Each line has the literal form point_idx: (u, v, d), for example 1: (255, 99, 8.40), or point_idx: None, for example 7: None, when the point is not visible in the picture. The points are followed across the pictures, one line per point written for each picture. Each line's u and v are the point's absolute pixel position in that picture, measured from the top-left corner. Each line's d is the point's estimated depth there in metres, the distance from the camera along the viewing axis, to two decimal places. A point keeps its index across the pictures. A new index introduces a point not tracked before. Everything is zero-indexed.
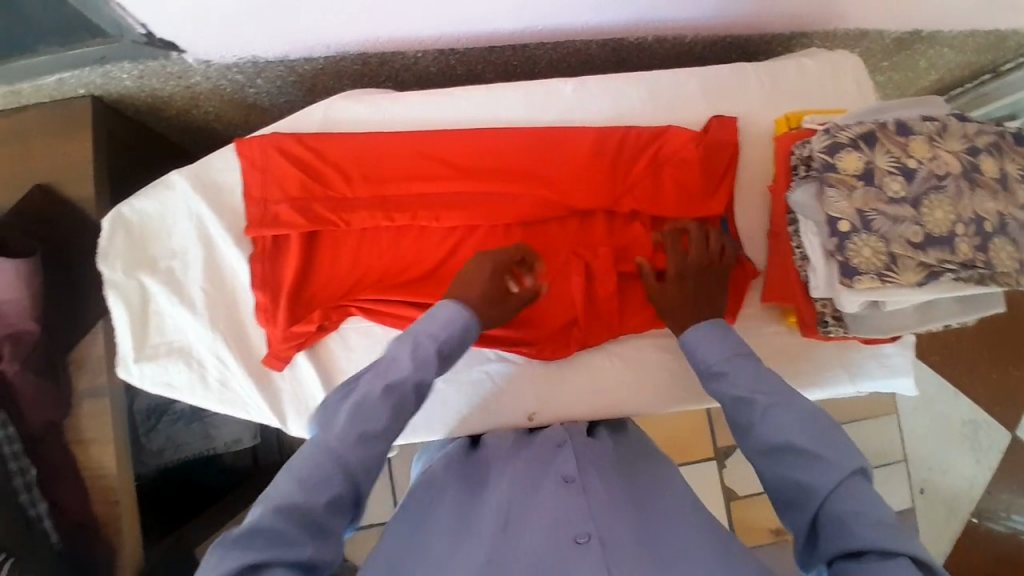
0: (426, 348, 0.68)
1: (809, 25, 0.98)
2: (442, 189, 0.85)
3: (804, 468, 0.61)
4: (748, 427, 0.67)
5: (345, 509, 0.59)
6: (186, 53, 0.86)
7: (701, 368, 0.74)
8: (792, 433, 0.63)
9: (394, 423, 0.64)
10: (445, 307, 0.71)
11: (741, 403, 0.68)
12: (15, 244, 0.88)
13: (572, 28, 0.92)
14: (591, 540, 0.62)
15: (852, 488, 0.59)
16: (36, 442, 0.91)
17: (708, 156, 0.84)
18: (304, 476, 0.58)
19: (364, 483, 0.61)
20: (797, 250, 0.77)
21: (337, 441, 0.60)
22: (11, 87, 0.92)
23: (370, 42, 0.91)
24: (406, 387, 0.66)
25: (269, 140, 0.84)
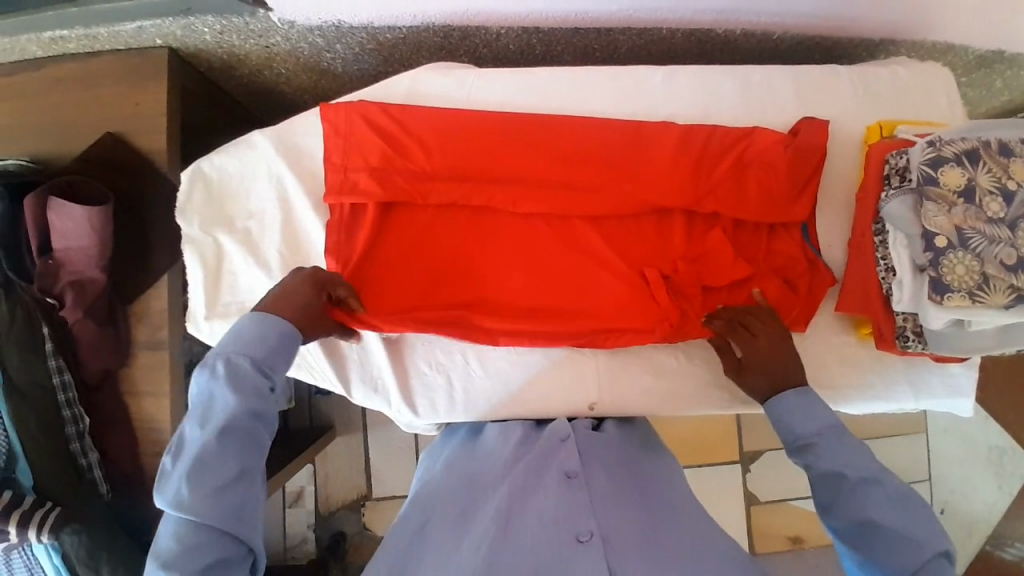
0: (247, 371, 0.64)
1: (897, 33, 0.96)
2: (519, 173, 0.84)
3: (895, 550, 0.64)
4: (834, 502, 0.69)
5: (238, 565, 0.59)
6: (273, 12, 0.85)
7: (790, 439, 0.73)
8: (881, 513, 0.65)
9: (244, 459, 0.61)
10: (254, 325, 0.67)
11: (832, 478, 0.69)
12: (87, 191, 0.88)
13: (662, 16, 0.91)
14: (592, 538, 0.68)
15: (935, 570, 0.63)
16: (91, 390, 0.91)
17: (796, 159, 0.84)
18: (171, 560, 0.57)
19: (242, 533, 0.59)
20: (883, 261, 0.78)
21: (192, 513, 0.58)
22: (88, 31, 0.90)
23: (457, 17, 0.89)
24: (238, 420, 0.61)
25: (356, 107, 0.83)
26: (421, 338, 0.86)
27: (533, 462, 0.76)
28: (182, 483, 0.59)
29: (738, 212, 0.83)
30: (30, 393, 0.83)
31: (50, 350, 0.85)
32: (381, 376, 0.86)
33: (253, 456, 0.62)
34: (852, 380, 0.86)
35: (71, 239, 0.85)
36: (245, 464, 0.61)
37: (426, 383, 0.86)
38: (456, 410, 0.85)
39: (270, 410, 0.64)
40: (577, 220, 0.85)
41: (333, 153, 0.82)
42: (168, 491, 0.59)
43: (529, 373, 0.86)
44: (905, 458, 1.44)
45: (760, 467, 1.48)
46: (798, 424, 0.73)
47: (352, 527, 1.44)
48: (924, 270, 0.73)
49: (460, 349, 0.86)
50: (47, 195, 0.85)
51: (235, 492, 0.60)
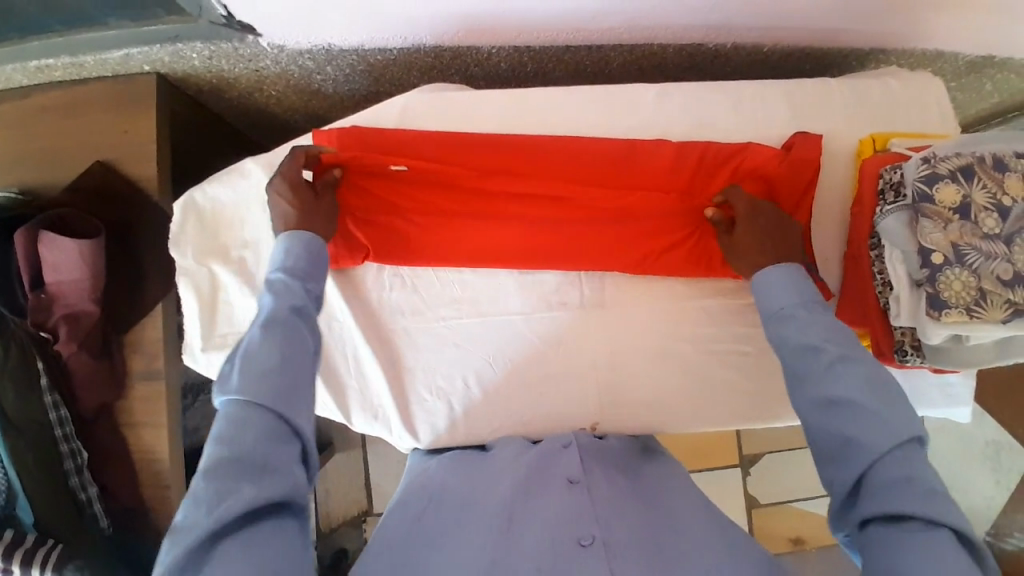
0: (286, 279, 0.66)
1: (888, 42, 0.97)
2: (517, 184, 0.84)
3: (863, 426, 0.59)
4: (808, 377, 0.64)
5: (287, 444, 0.57)
6: (263, 37, 0.84)
7: (771, 309, 0.70)
8: (854, 389, 0.60)
9: (288, 345, 0.61)
10: (293, 242, 0.70)
11: (811, 351, 0.65)
12: (79, 224, 0.88)
13: (653, 32, 0.91)
14: (594, 543, 0.66)
15: (903, 454, 0.58)
16: (88, 423, 0.91)
17: (792, 173, 0.84)
18: (222, 434, 0.55)
19: (289, 411, 0.58)
20: (880, 276, 0.79)
21: (241, 392, 0.57)
22: (75, 59, 0.89)
23: (449, 37, 0.89)
24: (280, 313, 0.63)
25: (348, 133, 0.82)
26: (420, 363, 0.86)
27: (540, 471, 0.77)
28: (232, 373, 0.59)
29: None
30: (25, 429, 0.82)
31: (46, 385, 0.84)
32: (381, 403, 0.86)
33: (297, 346, 0.62)
34: None
35: (62, 272, 0.84)
36: (288, 350, 0.60)
37: (427, 408, 0.85)
38: (459, 434, 0.85)
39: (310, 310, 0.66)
40: (575, 232, 0.85)
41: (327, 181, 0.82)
42: (219, 386, 0.59)
43: (530, 396, 0.86)
44: None
45: (760, 471, 1.48)
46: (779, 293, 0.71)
47: (354, 542, 1.43)
48: (921, 285, 0.73)
49: (460, 373, 0.86)
50: (37, 229, 0.84)
51: (280, 373, 0.59)
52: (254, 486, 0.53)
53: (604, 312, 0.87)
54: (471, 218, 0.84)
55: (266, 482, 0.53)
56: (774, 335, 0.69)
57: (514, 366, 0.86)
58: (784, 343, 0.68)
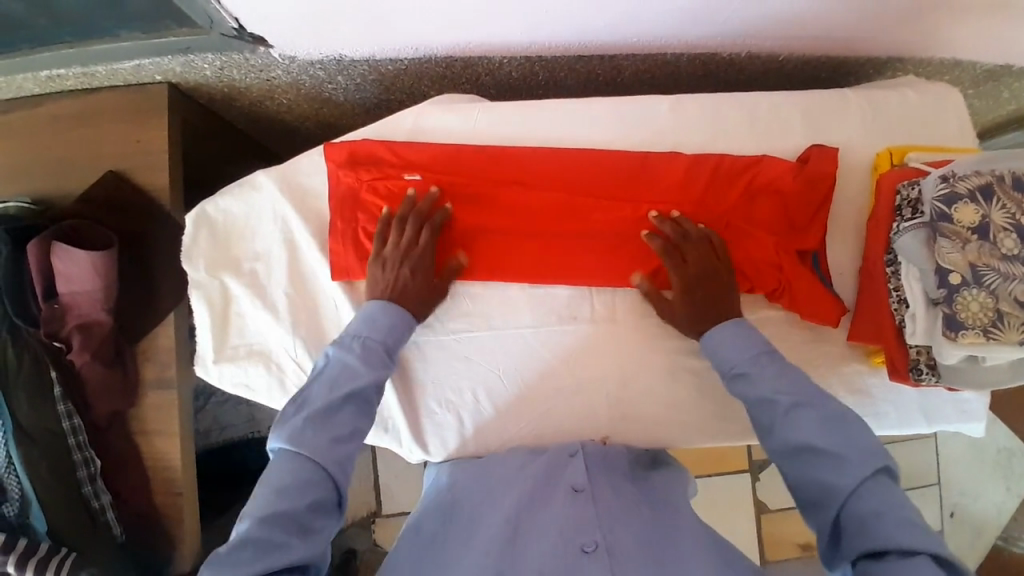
0: (375, 349, 0.76)
1: (906, 51, 0.95)
2: (531, 196, 0.84)
3: (826, 467, 0.66)
4: (771, 427, 0.72)
5: (332, 512, 0.67)
6: (273, 48, 0.84)
7: (725, 369, 0.77)
8: (812, 434, 0.68)
9: (359, 424, 0.72)
10: (378, 312, 0.77)
11: (768, 404, 0.73)
12: (90, 235, 0.88)
13: (667, 41, 0.90)
14: (596, 549, 0.68)
15: (875, 486, 0.63)
16: (101, 431, 0.91)
17: (806, 188, 0.83)
18: (282, 484, 0.65)
19: (343, 483, 0.68)
20: (896, 292, 0.78)
21: (313, 452, 0.67)
22: (86, 69, 0.89)
23: (460, 47, 0.88)
24: (364, 389, 0.73)
25: (359, 145, 0.83)
26: (432, 376, 0.86)
27: (545, 478, 0.78)
28: (306, 429, 0.68)
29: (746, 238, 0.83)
30: (40, 439, 0.84)
31: (58, 395, 0.84)
32: (392, 416, 0.86)
33: (365, 425, 0.73)
34: (863, 407, 0.86)
35: (76, 283, 0.85)
36: (359, 428, 0.72)
37: (437, 422, 0.86)
38: (469, 447, 0.85)
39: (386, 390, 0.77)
40: (586, 245, 0.85)
41: (338, 196, 0.82)
42: (290, 432, 0.68)
43: (539, 409, 0.86)
44: (915, 464, 1.44)
45: (769, 477, 1.48)
46: (737, 347, 0.77)
47: (364, 544, 1.43)
48: (937, 304, 0.73)
49: (470, 386, 0.86)
50: (51, 240, 0.84)
51: (347, 446, 0.70)
52: (298, 545, 0.62)
53: (615, 325, 0.86)
54: (488, 231, 0.84)
55: (310, 545, 0.63)
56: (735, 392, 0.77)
57: (524, 380, 0.86)
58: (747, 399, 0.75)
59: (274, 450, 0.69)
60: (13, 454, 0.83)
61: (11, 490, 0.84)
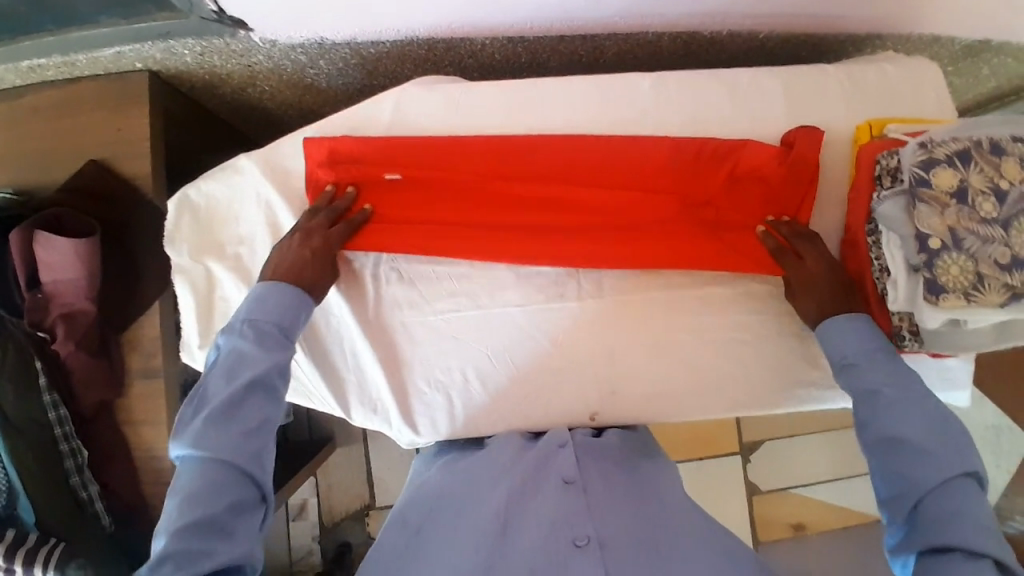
0: (269, 333, 0.73)
1: (884, 27, 0.96)
2: (519, 187, 0.84)
3: (919, 464, 0.68)
4: (869, 419, 0.73)
5: (253, 508, 0.67)
6: (254, 31, 0.83)
7: (834, 359, 0.77)
8: (912, 430, 0.70)
9: (267, 410, 0.71)
10: (269, 293, 0.75)
11: (872, 395, 0.73)
12: (72, 223, 0.87)
13: (647, 20, 0.90)
14: (589, 543, 0.70)
15: (955, 488, 0.67)
16: (89, 422, 0.91)
17: (792, 170, 0.82)
18: (192, 493, 0.65)
19: (260, 476, 0.68)
20: (877, 261, 0.79)
21: (217, 452, 0.67)
22: (66, 57, 0.88)
23: (441, 29, 0.88)
24: (263, 375, 0.71)
25: (339, 143, 0.82)
26: (420, 357, 0.85)
27: (534, 467, 0.79)
28: (208, 431, 0.67)
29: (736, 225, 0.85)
30: (25, 428, 0.83)
31: (44, 385, 0.84)
32: (380, 397, 0.86)
33: (274, 410, 0.72)
34: None
35: (59, 271, 0.84)
36: (265, 416, 0.70)
37: (426, 402, 0.85)
38: (458, 428, 0.85)
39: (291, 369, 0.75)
40: (571, 226, 0.85)
41: (317, 183, 0.82)
42: (188, 436, 0.68)
43: (527, 388, 0.85)
44: None
45: (761, 459, 1.49)
46: (852, 338, 0.76)
47: (358, 537, 1.44)
48: (918, 270, 0.73)
49: (459, 366, 0.85)
50: (33, 228, 0.84)
51: (254, 439, 0.69)
52: (221, 552, 0.63)
53: (602, 302, 0.86)
54: (478, 224, 0.84)
55: (232, 547, 0.64)
56: (843, 382, 0.76)
57: (511, 358, 0.86)
58: (854, 387, 0.75)
59: (181, 456, 0.68)
60: None
61: None
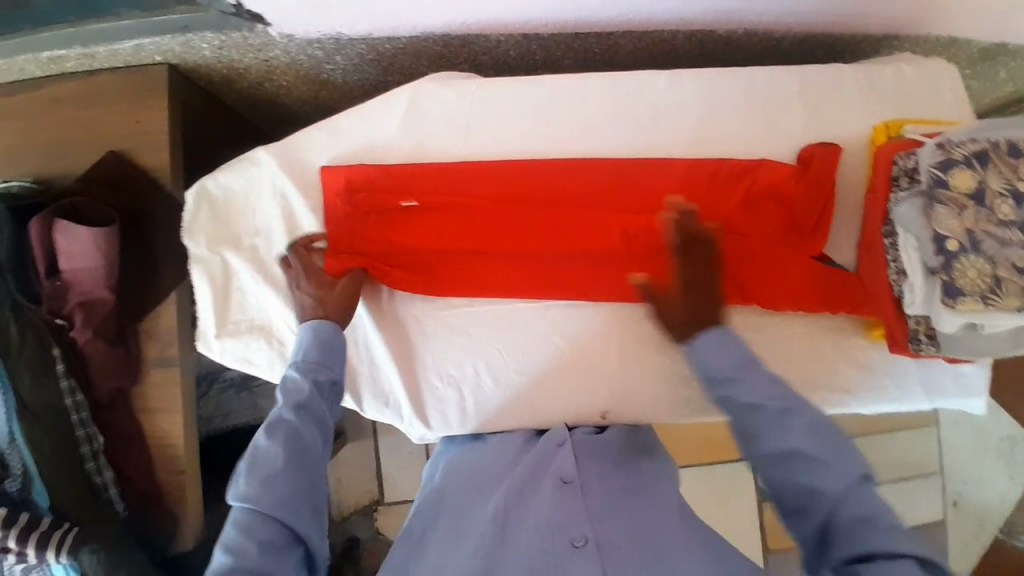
0: (304, 375, 0.71)
1: (903, 27, 0.95)
2: (535, 215, 0.83)
3: (815, 474, 0.59)
4: (756, 434, 0.63)
5: (286, 552, 0.62)
6: (272, 26, 0.84)
7: (712, 376, 0.67)
8: (797, 439, 0.60)
9: (301, 450, 0.66)
10: (307, 337, 0.74)
11: (751, 403, 0.64)
12: (93, 213, 0.88)
13: (663, 18, 0.90)
14: (586, 543, 0.67)
15: (859, 492, 0.58)
16: (105, 408, 0.92)
17: (812, 190, 0.81)
18: (228, 541, 0.61)
19: (296, 519, 0.63)
20: (894, 263, 0.78)
21: (251, 497, 0.62)
22: (87, 50, 0.89)
23: (456, 25, 0.89)
24: (297, 415, 0.68)
25: (355, 172, 0.83)
26: (431, 352, 0.86)
27: (532, 467, 0.76)
28: (244, 477, 0.64)
29: (754, 248, 0.81)
30: (42, 414, 0.84)
31: (61, 371, 0.86)
32: (392, 390, 0.86)
33: (308, 447, 0.67)
34: (863, 383, 0.84)
35: (78, 260, 0.86)
36: (298, 454, 0.66)
37: (437, 396, 0.86)
38: (468, 423, 0.85)
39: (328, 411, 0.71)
40: (586, 261, 0.84)
41: (335, 220, 0.82)
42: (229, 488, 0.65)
43: (539, 385, 0.86)
44: (919, 453, 1.39)
45: None
46: (715, 358, 0.67)
47: (365, 532, 1.44)
48: (935, 273, 0.72)
49: (470, 361, 0.86)
50: (52, 217, 0.85)
51: (288, 477, 0.64)
52: None
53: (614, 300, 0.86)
54: (495, 252, 0.84)
55: None
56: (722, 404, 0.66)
57: (522, 355, 0.86)
58: (731, 405, 0.66)
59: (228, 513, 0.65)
60: (13, 429, 0.82)
61: (12, 464, 0.82)
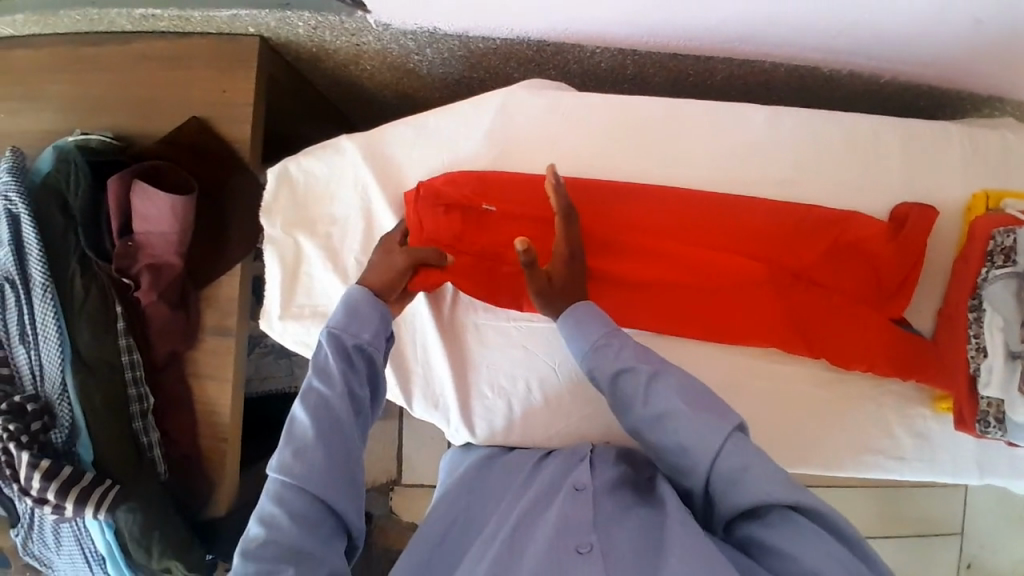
0: (334, 344, 0.71)
1: (1011, 91, 0.91)
2: (615, 240, 0.81)
3: (687, 431, 0.69)
4: (631, 398, 0.73)
5: (317, 524, 0.64)
6: (371, 13, 0.83)
7: (585, 343, 0.76)
8: (671, 400, 0.71)
9: (328, 422, 0.68)
10: (342, 302, 0.74)
11: (626, 374, 0.74)
12: (169, 176, 0.89)
13: (768, 51, 0.87)
14: (592, 551, 0.67)
15: (733, 445, 0.67)
16: (158, 369, 0.93)
17: (902, 250, 0.78)
18: (262, 514, 0.64)
19: (322, 492, 0.65)
20: (975, 340, 0.78)
21: (282, 471, 0.65)
22: (182, 13, 0.89)
23: (555, 33, 0.87)
24: (325, 386, 0.69)
25: (455, 176, 0.82)
26: (487, 360, 0.86)
27: (551, 479, 0.77)
28: (279, 451, 0.67)
29: (833, 304, 0.79)
30: (96, 368, 0.86)
31: (121, 329, 0.87)
32: (443, 393, 0.87)
33: (338, 420, 0.68)
34: (920, 452, 0.83)
35: (151, 224, 0.87)
36: (323, 428, 0.67)
37: (486, 405, 0.86)
38: (514, 436, 0.85)
39: (357, 378, 0.71)
40: (658, 290, 0.82)
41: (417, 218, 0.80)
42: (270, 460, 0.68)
43: (589, 409, 0.85)
44: (945, 513, 1.37)
45: None
46: (582, 332, 0.76)
47: (380, 510, 1.46)
48: (1018, 356, 0.74)
49: (523, 375, 0.86)
50: (129, 179, 0.86)
51: (313, 451, 0.66)
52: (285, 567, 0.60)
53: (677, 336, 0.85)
54: None
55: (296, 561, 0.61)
56: (596, 383, 0.76)
57: (578, 375, 0.85)
58: (603, 378, 0.75)
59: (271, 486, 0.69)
60: (68, 382, 0.86)
61: (61, 416, 0.86)
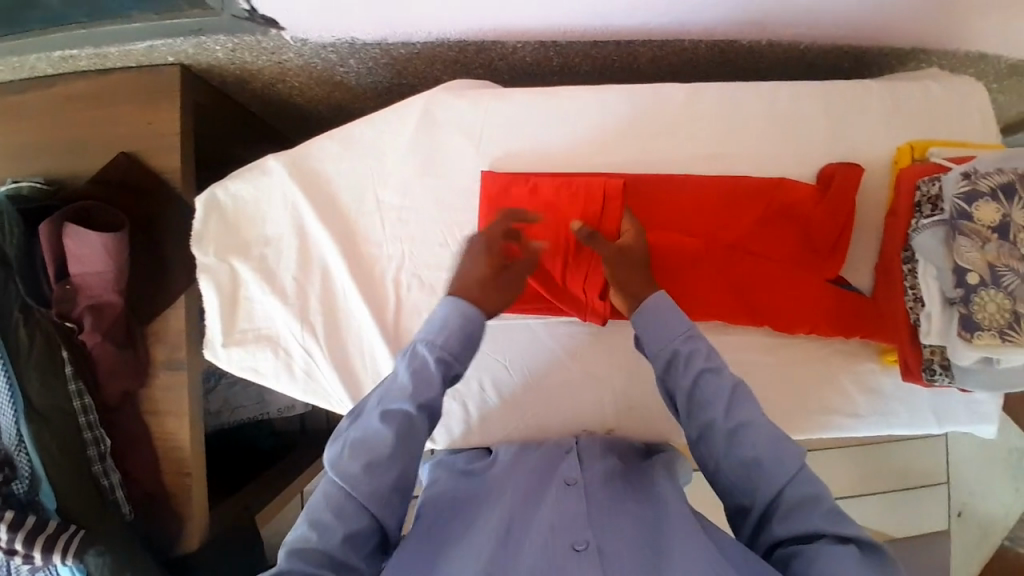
0: (428, 361, 0.66)
1: (932, 42, 0.92)
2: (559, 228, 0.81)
3: (767, 450, 0.62)
4: (709, 402, 0.65)
5: (369, 539, 0.62)
6: (285, 30, 0.82)
7: (666, 347, 0.68)
8: (757, 413, 0.64)
9: (409, 443, 0.64)
10: (446, 313, 0.68)
11: (710, 376, 0.66)
12: (100, 216, 0.88)
13: (684, 29, 0.88)
14: (588, 547, 0.62)
15: (808, 474, 0.61)
16: (114, 410, 0.92)
17: (830, 208, 0.79)
18: (314, 517, 0.61)
19: (382, 513, 0.63)
20: (911, 290, 0.77)
21: (349, 481, 0.62)
22: (98, 50, 0.88)
23: (471, 32, 0.87)
24: (416, 407, 0.64)
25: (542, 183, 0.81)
26: None
27: (537, 475, 0.74)
28: (349, 453, 0.63)
29: (769, 271, 0.80)
30: (51, 416, 0.83)
31: (69, 373, 0.85)
32: None
33: (417, 439, 0.65)
34: (874, 407, 0.84)
35: (85, 264, 0.85)
36: (404, 448, 0.63)
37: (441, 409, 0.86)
38: (472, 436, 0.86)
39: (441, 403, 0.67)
40: None
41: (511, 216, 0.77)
42: (333, 450, 0.64)
43: (544, 399, 0.86)
44: (926, 464, 1.38)
45: None
46: (664, 330, 0.69)
47: None
48: (953, 303, 0.72)
49: (476, 375, 0.86)
50: (62, 221, 0.85)
51: (388, 468, 0.63)
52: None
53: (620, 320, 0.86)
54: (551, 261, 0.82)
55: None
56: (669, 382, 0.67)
57: (528, 366, 0.86)
58: (680, 391, 0.67)
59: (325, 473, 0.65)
60: (23, 433, 0.82)
61: (20, 467, 0.83)
